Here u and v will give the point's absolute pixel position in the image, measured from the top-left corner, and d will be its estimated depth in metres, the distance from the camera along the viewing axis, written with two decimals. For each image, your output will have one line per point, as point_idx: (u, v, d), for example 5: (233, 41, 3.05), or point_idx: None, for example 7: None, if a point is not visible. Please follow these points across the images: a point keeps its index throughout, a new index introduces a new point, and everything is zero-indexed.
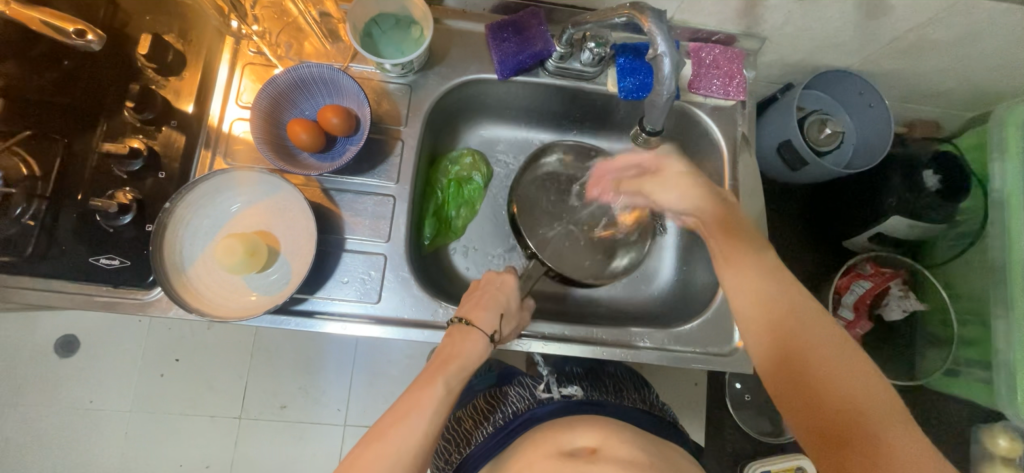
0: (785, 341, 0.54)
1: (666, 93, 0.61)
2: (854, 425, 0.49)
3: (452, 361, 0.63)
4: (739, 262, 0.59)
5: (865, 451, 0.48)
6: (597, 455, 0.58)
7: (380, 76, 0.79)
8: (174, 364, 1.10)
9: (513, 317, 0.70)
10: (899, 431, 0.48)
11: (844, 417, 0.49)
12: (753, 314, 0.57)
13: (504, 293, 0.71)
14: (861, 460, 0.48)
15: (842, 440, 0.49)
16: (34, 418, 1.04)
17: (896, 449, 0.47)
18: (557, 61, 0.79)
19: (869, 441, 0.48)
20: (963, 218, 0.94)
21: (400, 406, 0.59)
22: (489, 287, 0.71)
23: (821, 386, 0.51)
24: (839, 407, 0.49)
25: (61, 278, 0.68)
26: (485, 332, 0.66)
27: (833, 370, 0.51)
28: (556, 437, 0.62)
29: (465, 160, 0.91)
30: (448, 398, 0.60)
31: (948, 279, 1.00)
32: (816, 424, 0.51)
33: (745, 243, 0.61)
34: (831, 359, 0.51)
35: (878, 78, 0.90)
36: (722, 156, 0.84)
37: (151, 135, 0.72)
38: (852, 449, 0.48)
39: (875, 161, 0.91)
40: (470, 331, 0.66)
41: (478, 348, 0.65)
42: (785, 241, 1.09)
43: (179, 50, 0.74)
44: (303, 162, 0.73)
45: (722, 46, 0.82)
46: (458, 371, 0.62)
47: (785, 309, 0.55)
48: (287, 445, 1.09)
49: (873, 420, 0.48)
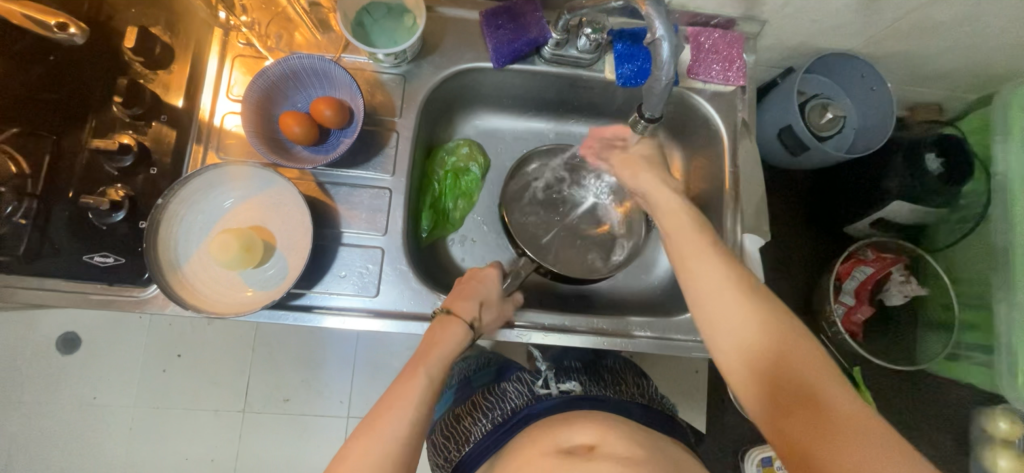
0: (733, 316, 0.53)
1: (665, 79, 0.59)
2: (800, 390, 0.48)
3: (428, 352, 0.63)
4: (696, 244, 0.58)
5: (812, 416, 0.47)
6: (595, 453, 0.58)
7: (373, 67, 0.78)
8: (176, 360, 1.10)
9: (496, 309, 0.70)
10: (842, 393, 0.47)
11: (790, 383, 0.49)
12: (704, 294, 0.55)
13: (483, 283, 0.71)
14: (808, 425, 0.47)
15: (790, 408, 0.48)
16: (37, 416, 1.04)
17: (841, 411, 0.46)
18: (553, 48, 0.78)
19: (816, 405, 0.47)
20: (965, 202, 0.93)
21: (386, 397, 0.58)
22: (471, 277, 0.71)
23: (766, 355, 0.51)
24: (786, 374, 0.49)
25: (57, 277, 0.67)
26: (463, 318, 0.66)
27: (780, 340, 0.51)
28: (552, 434, 0.63)
29: (462, 150, 0.90)
30: (428, 388, 0.60)
31: (949, 264, 1.00)
32: (765, 394, 0.50)
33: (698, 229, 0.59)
34: (784, 330, 0.52)
35: (880, 60, 0.88)
36: (722, 143, 0.83)
37: (141, 130, 0.71)
38: (800, 416, 0.47)
39: (876, 146, 0.90)
40: (449, 319, 0.66)
41: (459, 335, 0.65)
42: (786, 228, 1.09)
43: (168, 42, 0.73)
44: (297, 155, 0.72)
45: (721, 31, 0.81)
46: (437, 360, 0.62)
47: (730, 283, 0.54)
48: (290, 438, 1.10)
49: (816, 384, 0.48)
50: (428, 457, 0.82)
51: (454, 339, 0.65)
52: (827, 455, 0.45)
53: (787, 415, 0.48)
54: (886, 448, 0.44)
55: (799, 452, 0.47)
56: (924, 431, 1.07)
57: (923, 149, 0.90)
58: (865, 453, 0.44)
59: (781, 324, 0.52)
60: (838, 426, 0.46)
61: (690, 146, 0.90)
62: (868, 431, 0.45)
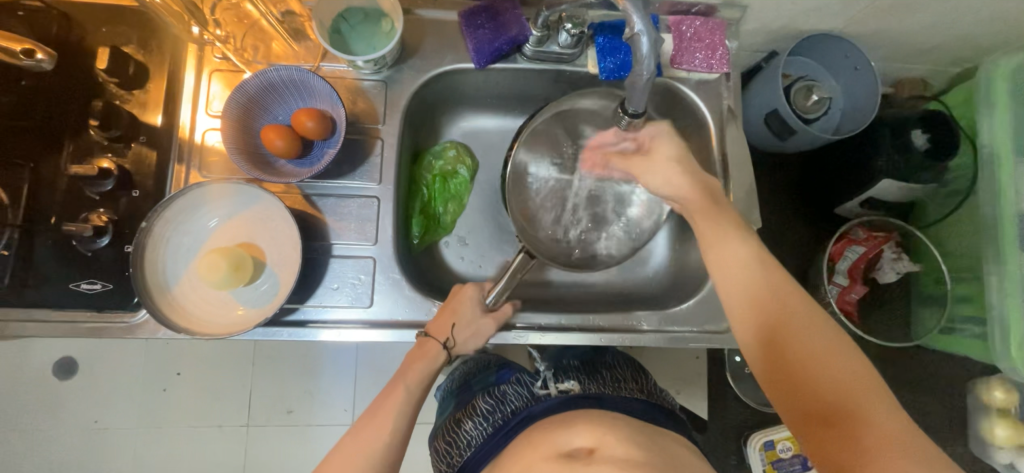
0: (768, 327, 0.52)
1: (647, 73, 0.58)
2: (837, 404, 0.47)
3: (406, 370, 0.65)
4: (726, 241, 0.58)
5: (849, 430, 0.46)
6: (595, 456, 0.58)
7: (353, 74, 0.77)
8: (176, 379, 1.09)
9: (468, 327, 0.69)
10: (883, 408, 0.46)
11: (827, 396, 0.48)
12: (739, 301, 0.55)
13: (461, 305, 0.70)
14: (844, 439, 0.46)
15: (826, 420, 0.48)
16: (40, 442, 1.03)
17: (881, 427, 0.46)
18: (534, 45, 0.77)
19: (854, 420, 0.46)
20: (952, 176, 0.93)
21: (378, 404, 0.61)
22: (452, 297, 0.71)
23: (801, 366, 0.50)
24: (824, 386, 0.48)
25: (45, 307, 0.66)
26: (438, 341, 0.67)
27: (809, 353, 0.50)
28: (552, 438, 0.63)
29: (449, 153, 0.89)
30: (409, 401, 0.62)
31: (937, 239, 1.00)
32: (800, 406, 0.49)
33: (727, 231, 0.59)
34: (813, 341, 0.50)
35: (862, 39, 0.88)
36: (709, 131, 0.83)
37: (120, 152, 0.70)
38: (838, 429, 0.47)
39: (863, 125, 0.90)
40: (428, 342, 0.67)
41: (433, 361, 0.66)
42: (778, 210, 1.09)
43: (140, 60, 0.71)
44: (281, 170, 0.71)
45: (703, 18, 0.80)
46: (418, 377, 0.64)
47: (767, 292, 0.54)
48: (296, 449, 1.10)
49: (856, 397, 0.47)
50: (432, 462, 0.82)
51: (436, 359, 0.66)
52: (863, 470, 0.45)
53: (823, 428, 0.48)
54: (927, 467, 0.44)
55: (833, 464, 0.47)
56: (922, 405, 1.08)
57: (909, 126, 0.89)
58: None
59: (822, 334, 0.50)
60: (876, 442, 0.45)
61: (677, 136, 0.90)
62: (908, 447, 0.45)
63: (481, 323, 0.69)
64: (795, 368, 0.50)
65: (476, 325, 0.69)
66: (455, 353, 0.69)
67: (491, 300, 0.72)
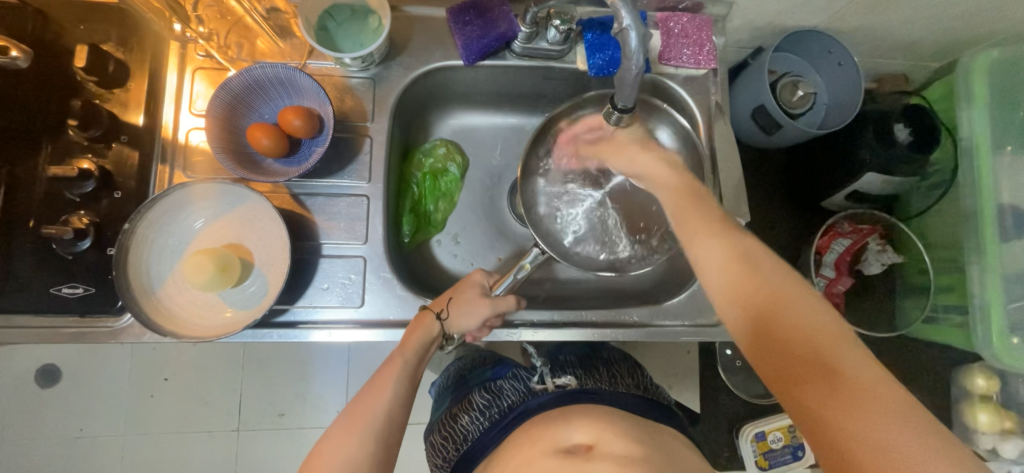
0: (738, 291, 0.50)
1: (635, 69, 0.58)
2: (810, 358, 0.45)
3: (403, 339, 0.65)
4: (694, 214, 0.56)
5: (826, 384, 0.44)
6: (594, 452, 0.59)
7: (341, 71, 0.76)
8: (164, 383, 1.07)
9: (464, 305, 0.68)
10: (855, 356, 0.44)
11: (799, 351, 0.46)
12: (712, 267, 0.52)
13: (464, 285, 0.70)
14: (824, 394, 0.43)
15: (801, 377, 0.45)
16: (23, 451, 1.01)
17: (857, 376, 0.43)
18: (523, 42, 0.77)
19: (830, 371, 0.44)
20: (934, 169, 0.95)
21: (369, 385, 0.60)
22: (459, 282, 0.71)
23: (780, 326, 0.47)
24: (797, 340, 0.46)
25: (24, 313, 0.65)
26: (433, 313, 0.67)
27: (789, 312, 0.47)
28: (552, 432, 0.63)
29: (439, 151, 0.89)
30: (407, 369, 0.62)
31: (922, 230, 1.02)
32: (777, 364, 0.47)
33: (693, 207, 0.57)
34: (789, 300, 0.48)
35: (845, 36, 0.90)
36: (698, 128, 0.84)
37: (101, 153, 0.68)
38: (814, 385, 0.44)
39: (845, 123, 0.92)
40: (423, 314, 0.68)
41: (426, 333, 0.66)
42: (767, 205, 1.10)
43: (121, 58, 0.69)
44: (268, 169, 0.70)
45: (690, 15, 0.81)
46: (415, 348, 0.64)
47: (729, 253, 0.52)
48: (288, 452, 1.08)
49: (828, 348, 0.45)
50: (428, 457, 0.82)
51: (431, 329, 0.66)
52: (845, 425, 0.42)
53: (802, 385, 0.45)
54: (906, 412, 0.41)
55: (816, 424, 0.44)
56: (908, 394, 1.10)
57: (892, 120, 0.91)
58: (898, 433, 0.40)
59: (796, 296, 0.48)
60: (855, 393, 0.42)
61: None
62: (887, 396, 0.42)
63: (479, 303, 0.68)
64: (773, 329, 0.47)
65: (473, 305, 0.68)
66: (449, 329, 0.68)
67: (501, 290, 0.71)
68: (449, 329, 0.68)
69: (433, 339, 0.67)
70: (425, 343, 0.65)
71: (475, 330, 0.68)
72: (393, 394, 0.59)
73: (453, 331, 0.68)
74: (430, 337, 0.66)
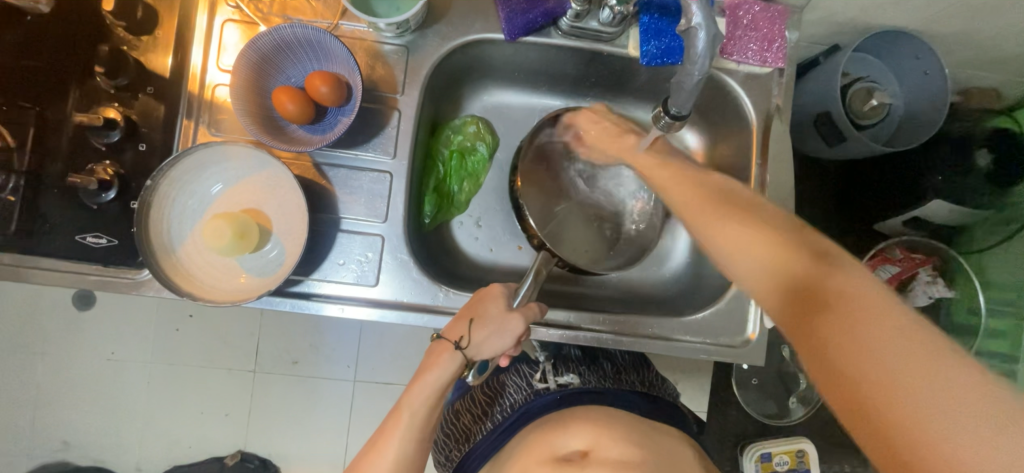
0: (752, 260, 0.46)
1: (697, 74, 0.55)
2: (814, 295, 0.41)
3: (416, 382, 0.62)
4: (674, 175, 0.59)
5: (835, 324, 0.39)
6: (589, 458, 0.59)
7: (374, 36, 0.71)
8: (188, 320, 1.11)
9: (490, 327, 0.62)
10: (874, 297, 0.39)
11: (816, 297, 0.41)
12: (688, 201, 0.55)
13: (487, 302, 0.64)
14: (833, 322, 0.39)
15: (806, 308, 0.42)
16: (58, 368, 1.07)
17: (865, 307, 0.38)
18: (571, 20, 0.70)
19: (834, 310, 0.39)
20: (1013, 203, 0.84)
21: (376, 436, 0.61)
22: (479, 297, 0.65)
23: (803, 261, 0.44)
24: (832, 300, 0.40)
25: (51, 256, 0.65)
26: (453, 344, 0.62)
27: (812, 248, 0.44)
28: (548, 439, 0.64)
29: (469, 128, 0.84)
30: (414, 422, 0.60)
31: (981, 267, 0.92)
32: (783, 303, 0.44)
33: (691, 174, 0.58)
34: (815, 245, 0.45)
35: (934, 42, 0.80)
36: (753, 133, 0.77)
37: (127, 103, 0.67)
38: (814, 327, 0.40)
39: (917, 142, 0.83)
40: (443, 345, 0.63)
41: (438, 380, 0.61)
42: (813, 217, 1.02)
43: (149, 4, 0.67)
44: (293, 135, 0.67)
45: (762, 4, 0.73)
46: (422, 397, 0.61)
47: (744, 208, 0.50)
48: (298, 399, 1.12)
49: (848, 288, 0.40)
50: (433, 453, 0.84)
51: (446, 367, 0.61)
52: (859, 364, 0.37)
53: (807, 327, 0.41)
54: (930, 348, 0.35)
55: (839, 376, 0.38)
56: None
57: (973, 144, 0.85)
58: (914, 374, 0.34)
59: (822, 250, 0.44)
60: (866, 330, 0.37)
61: (712, 133, 0.84)
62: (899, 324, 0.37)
63: (507, 320, 0.62)
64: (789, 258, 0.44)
65: (500, 324, 0.62)
66: (475, 355, 0.63)
67: (519, 301, 0.66)
68: (476, 356, 0.63)
69: (450, 378, 0.62)
70: (440, 386, 0.61)
71: (506, 349, 0.63)
72: (398, 448, 0.59)
73: (478, 358, 0.63)
74: (447, 380, 0.62)
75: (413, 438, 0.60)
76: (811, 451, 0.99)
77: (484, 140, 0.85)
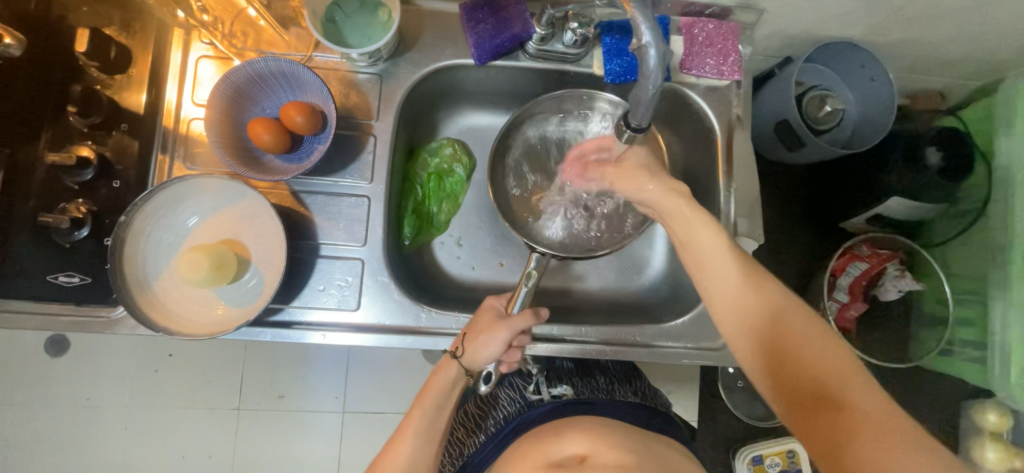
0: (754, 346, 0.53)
1: (652, 88, 0.58)
2: (822, 395, 0.48)
3: (428, 387, 0.64)
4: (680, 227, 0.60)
5: (844, 426, 0.46)
6: (586, 464, 0.60)
7: (348, 66, 0.73)
8: (167, 360, 1.08)
9: (480, 337, 0.63)
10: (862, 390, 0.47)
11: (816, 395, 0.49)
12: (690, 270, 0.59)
13: (481, 314, 0.66)
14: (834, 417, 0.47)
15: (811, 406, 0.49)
16: (29, 418, 1.02)
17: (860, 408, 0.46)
18: (537, 43, 0.73)
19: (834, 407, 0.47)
20: (964, 195, 0.90)
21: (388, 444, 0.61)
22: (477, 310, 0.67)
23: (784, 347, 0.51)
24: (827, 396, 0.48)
25: (23, 298, 0.64)
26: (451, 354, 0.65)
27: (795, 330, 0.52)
28: (543, 445, 0.64)
29: (445, 151, 0.86)
30: (422, 431, 0.62)
31: (945, 259, 0.98)
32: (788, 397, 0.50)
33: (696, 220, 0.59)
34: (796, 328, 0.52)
35: (877, 50, 0.86)
36: (716, 141, 0.80)
37: (100, 140, 0.67)
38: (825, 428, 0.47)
39: (874, 142, 0.87)
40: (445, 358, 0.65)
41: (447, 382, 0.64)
42: (783, 221, 1.06)
43: (123, 43, 0.68)
44: (269, 165, 0.68)
45: (716, 21, 0.77)
46: (434, 400, 0.63)
47: (748, 289, 0.54)
48: (285, 434, 1.09)
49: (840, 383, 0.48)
50: None
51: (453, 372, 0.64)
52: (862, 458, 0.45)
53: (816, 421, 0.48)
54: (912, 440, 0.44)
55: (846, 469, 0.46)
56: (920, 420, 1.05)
57: (923, 142, 0.86)
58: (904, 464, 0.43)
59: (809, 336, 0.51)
60: (864, 427, 0.45)
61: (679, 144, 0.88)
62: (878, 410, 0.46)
63: (495, 328, 0.63)
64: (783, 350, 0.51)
65: (489, 332, 0.63)
66: (474, 365, 0.64)
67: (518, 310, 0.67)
68: (474, 366, 0.64)
69: (457, 381, 0.64)
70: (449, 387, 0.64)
71: (498, 356, 0.63)
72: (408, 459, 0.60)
73: (477, 367, 0.64)
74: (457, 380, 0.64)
75: (421, 451, 0.61)
76: (801, 451, 1.00)
77: (459, 162, 0.86)
